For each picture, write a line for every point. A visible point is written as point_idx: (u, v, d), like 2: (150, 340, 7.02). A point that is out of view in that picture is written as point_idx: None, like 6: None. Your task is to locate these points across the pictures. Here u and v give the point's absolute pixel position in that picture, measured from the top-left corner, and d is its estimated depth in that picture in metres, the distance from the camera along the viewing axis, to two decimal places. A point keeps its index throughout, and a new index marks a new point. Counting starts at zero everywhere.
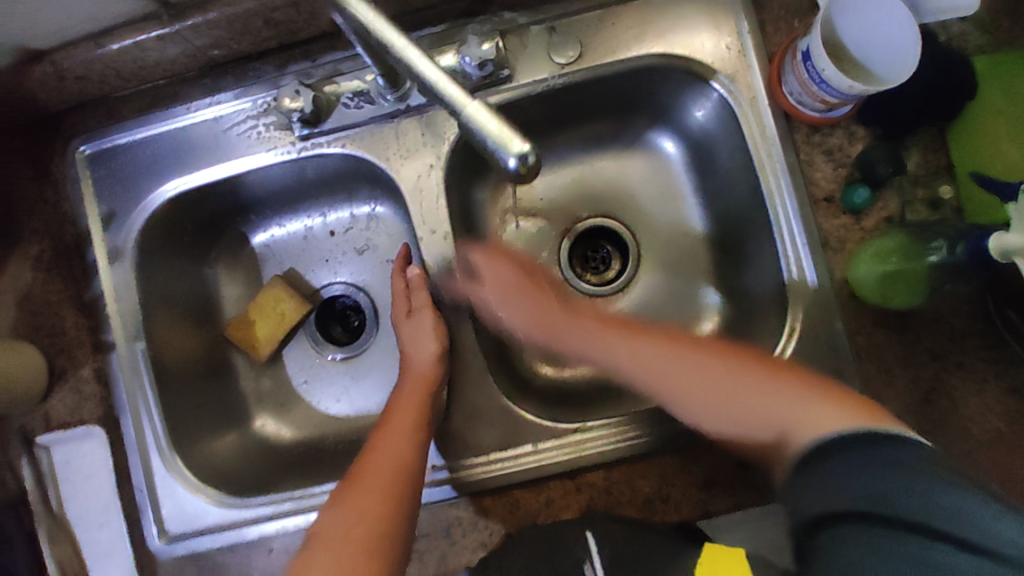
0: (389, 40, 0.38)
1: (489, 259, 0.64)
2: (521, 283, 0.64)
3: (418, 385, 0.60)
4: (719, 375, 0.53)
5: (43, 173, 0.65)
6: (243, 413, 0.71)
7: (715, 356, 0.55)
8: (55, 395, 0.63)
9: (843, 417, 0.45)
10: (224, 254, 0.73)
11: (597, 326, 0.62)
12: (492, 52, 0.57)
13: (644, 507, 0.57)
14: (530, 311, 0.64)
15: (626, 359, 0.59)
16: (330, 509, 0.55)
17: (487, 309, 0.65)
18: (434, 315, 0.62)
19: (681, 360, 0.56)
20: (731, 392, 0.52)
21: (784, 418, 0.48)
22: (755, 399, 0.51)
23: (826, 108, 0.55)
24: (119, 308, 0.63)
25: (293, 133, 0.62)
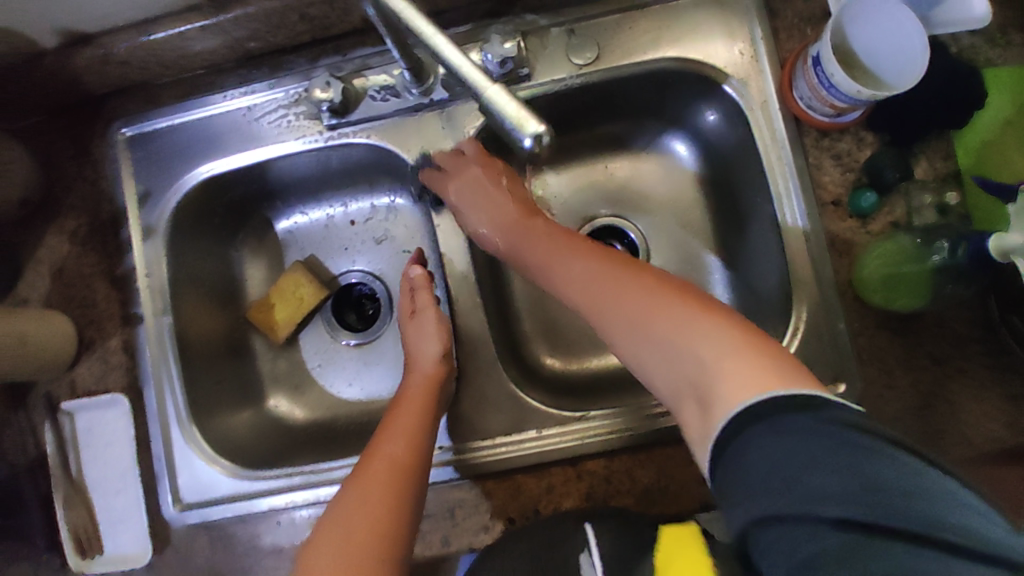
0: (417, 27, 0.40)
1: (449, 163, 0.62)
2: (491, 187, 0.62)
3: (424, 385, 0.59)
4: (655, 312, 0.47)
5: (83, 153, 0.69)
6: (258, 392, 0.73)
7: (644, 297, 0.49)
8: (82, 364, 0.66)
9: (767, 376, 0.40)
10: (250, 237, 0.76)
11: (552, 241, 0.58)
12: (514, 50, 0.60)
13: (643, 497, 0.58)
14: (494, 218, 0.61)
15: (570, 275, 0.54)
16: (332, 510, 0.51)
17: (466, 219, 0.63)
18: (436, 313, 0.62)
19: (605, 288, 0.51)
20: (652, 330, 0.47)
21: (702, 368, 0.43)
22: (669, 349, 0.45)
23: (836, 113, 0.57)
24: (149, 283, 0.66)
25: (321, 123, 0.65)
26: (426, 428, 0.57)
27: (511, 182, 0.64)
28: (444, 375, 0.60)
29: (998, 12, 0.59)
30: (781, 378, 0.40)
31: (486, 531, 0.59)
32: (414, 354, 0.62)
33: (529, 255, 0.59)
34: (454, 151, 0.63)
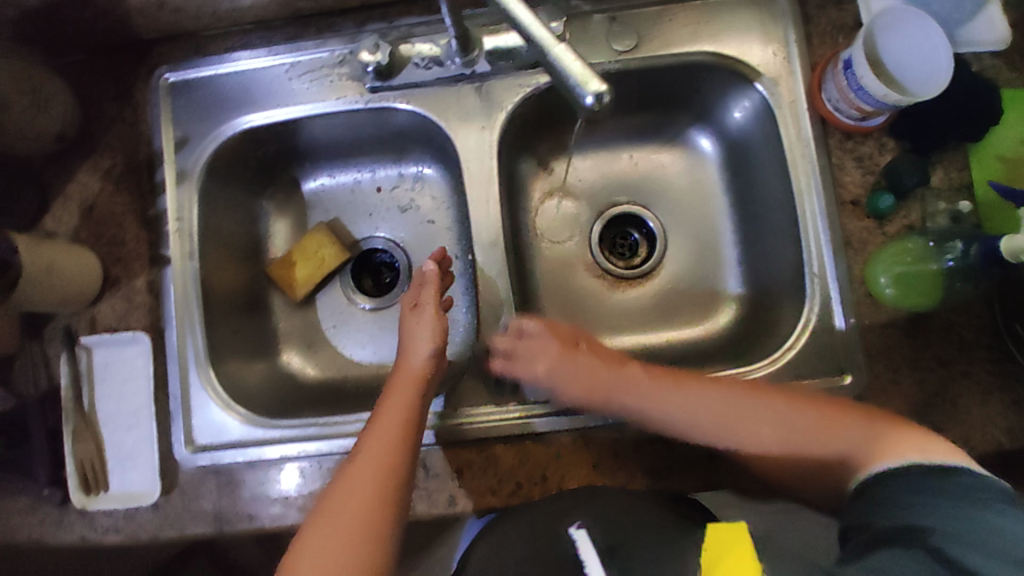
0: None
1: (514, 362, 0.61)
2: (578, 357, 0.61)
3: (410, 389, 0.60)
4: (793, 416, 0.55)
5: (125, 95, 0.70)
6: (273, 346, 0.74)
7: (778, 403, 0.55)
8: (105, 300, 0.67)
9: (923, 447, 0.49)
10: (278, 194, 0.77)
11: (654, 388, 0.58)
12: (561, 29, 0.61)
13: (649, 470, 0.60)
14: (598, 391, 0.60)
15: (691, 420, 0.56)
16: (311, 522, 0.53)
17: (558, 397, 0.61)
18: (436, 312, 0.63)
19: (735, 418, 0.55)
20: (798, 432, 0.54)
21: (857, 450, 0.52)
22: (820, 433, 0.53)
23: (861, 117, 0.60)
24: (180, 226, 0.67)
25: (363, 86, 0.67)
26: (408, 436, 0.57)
27: (588, 342, 0.63)
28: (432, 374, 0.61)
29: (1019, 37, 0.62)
30: (914, 450, 0.49)
31: (492, 494, 0.60)
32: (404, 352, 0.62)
33: (641, 404, 0.58)
34: (526, 335, 0.61)
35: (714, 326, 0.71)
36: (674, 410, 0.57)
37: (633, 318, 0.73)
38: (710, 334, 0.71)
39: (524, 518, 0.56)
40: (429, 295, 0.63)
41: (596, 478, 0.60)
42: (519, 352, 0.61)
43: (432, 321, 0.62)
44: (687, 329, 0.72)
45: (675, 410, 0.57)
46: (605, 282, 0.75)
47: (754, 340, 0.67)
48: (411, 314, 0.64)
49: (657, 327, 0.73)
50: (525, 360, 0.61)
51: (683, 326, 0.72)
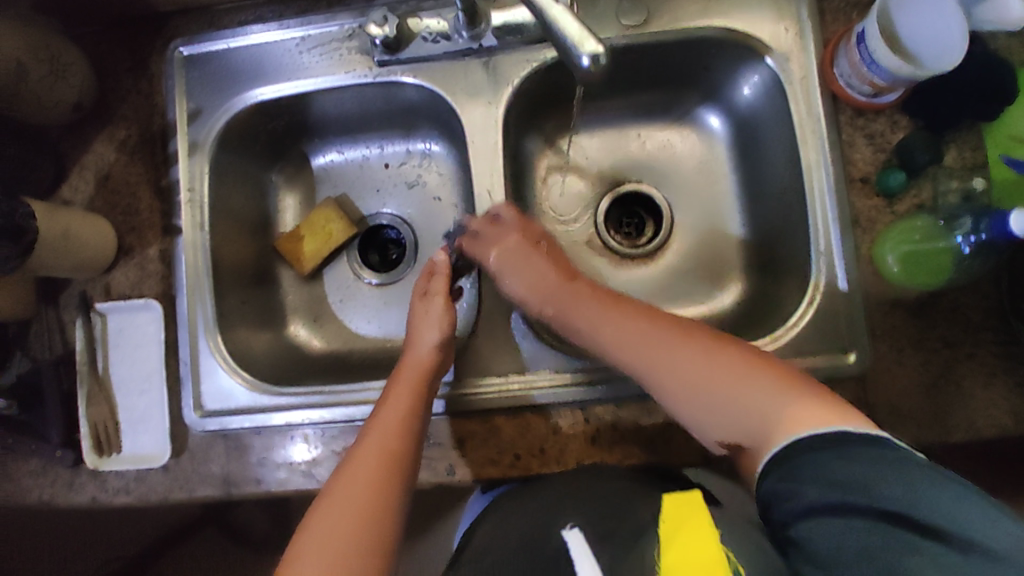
0: None
1: (481, 245, 0.65)
2: (533, 253, 0.64)
3: (416, 375, 0.61)
4: (700, 363, 0.52)
5: (141, 67, 0.72)
6: (281, 318, 0.76)
7: (692, 347, 0.54)
8: (119, 268, 0.69)
9: (826, 416, 0.45)
10: (287, 168, 0.78)
11: (583, 301, 0.61)
12: None
13: (648, 446, 0.60)
14: (540, 287, 0.62)
15: (609, 330, 0.58)
16: (317, 505, 0.54)
17: (508, 284, 0.64)
18: (445, 301, 0.65)
19: (643, 338, 0.56)
20: (702, 379, 0.52)
21: (756, 411, 0.49)
22: (731, 380, 0.51)
23: (874, 92, 0.59)
24: (191, 197, 0.68)
25: (371, 60, 0.67)
26: (416, 420, 0.59)
27: (549, 245, 0.66)
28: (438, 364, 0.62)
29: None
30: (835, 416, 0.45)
31: (492, 465, 0.61)
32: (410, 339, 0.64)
33: (573, 312, 0.61)
34: (493, 219, 0.65)
35: (718, 305, 0.71)
36: (607, 322, 0.59)
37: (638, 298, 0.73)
38: (714, 314, 0.71)
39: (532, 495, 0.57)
40: (439, 288, 0.66)
41: (595, 452, 0.61)
42: (489, 237, 0.64)
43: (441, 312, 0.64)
44: (691, 308, 0.71)
45: (607, 322, 0.59)
46: (610, 261, 0.75)
47: (757, 319, 0.66)
48: (420, 306, 0.65)
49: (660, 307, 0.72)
50: (488, 245, 0.65)
51: (686, 305, 0.72)
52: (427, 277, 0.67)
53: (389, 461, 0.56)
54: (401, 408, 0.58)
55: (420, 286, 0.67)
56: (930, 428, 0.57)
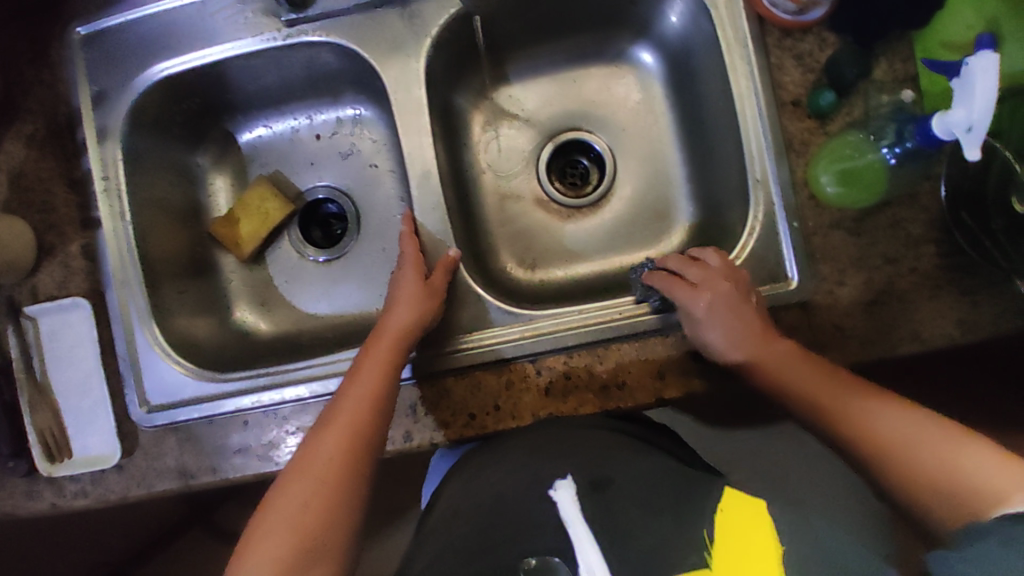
0: None
1: (681, 288, 0.57)
2: (741, 307, 0.55)
3: (385, 347, 0.58)
4: (887, 419, 0.49)
5: (40, 56, 0.67)
6: (225, 304, 0.73)
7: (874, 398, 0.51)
8: (44, 269, 0.65)
9: None
10: (212, 149, 0.75)
11: (788, 358, 0.53)
12: None
13: (600, 393, 0.59)
14: (742, 342, 0.54)
15: (806, 385, 0.52)
16: (280, 482, 0.54)
17: (703, 332, 0.56)
18: (440, 286, 0.61)
19: (825, 401, 0.51)
20: (909, 442, 0.48)
21: (952, 476, 0.45)
22: (942, 451, 0.47)
23: (798, 9, 0.57)
24: (107, 185, 0.65)
25: (279, 21, 0.63)
26: (378, 401, 0.56)
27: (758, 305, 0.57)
28: (411, 342, 0.59)
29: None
30: None
31: (447, 427, 0.60)
32: (392, 310, 0.60)
33: (770, 366, 0.53)
34: (700, 263, 0.58)
35: (666, 248, 0.70)
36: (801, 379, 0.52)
37: (591, 249, 0.72)
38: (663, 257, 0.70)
39: (485, 455, 0.56)
40: (437, 279, 0.61)
41: (548, 404, 0.60)
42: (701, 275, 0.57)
43: (428, 294, 0.60)
44: (640, 254, 0.71)
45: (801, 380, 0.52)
46: (555, 213, 0.73)
47: None
48: (405, 277, 0.61)
49: (611, 255, 0.71)
50: (696, 289, 0.56)
51: (636, 251, 0.71)
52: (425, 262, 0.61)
53: (347, 440, 0.54)
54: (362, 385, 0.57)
55: (406, 254, 0.62)
56: (876, 344, 0.57)
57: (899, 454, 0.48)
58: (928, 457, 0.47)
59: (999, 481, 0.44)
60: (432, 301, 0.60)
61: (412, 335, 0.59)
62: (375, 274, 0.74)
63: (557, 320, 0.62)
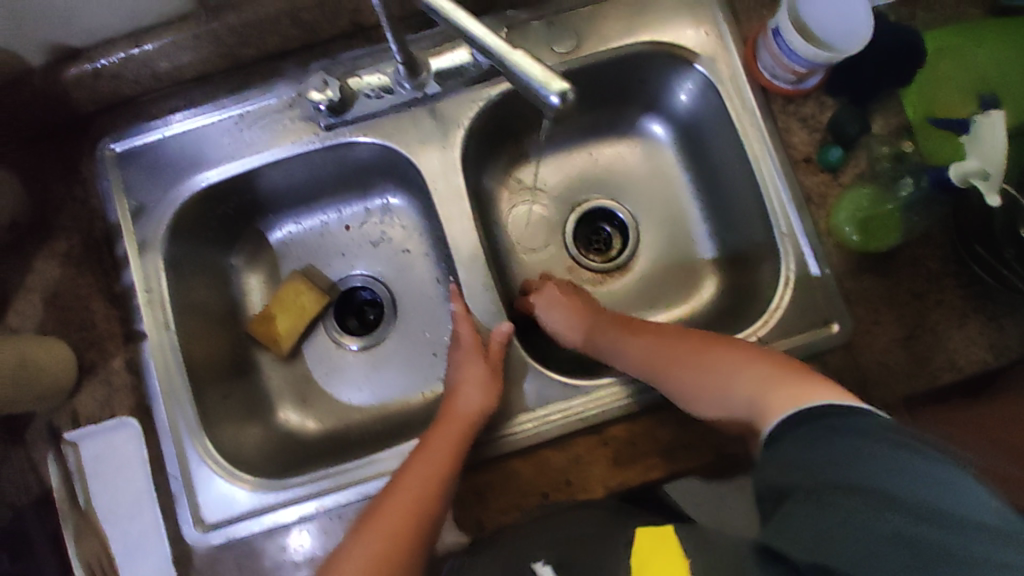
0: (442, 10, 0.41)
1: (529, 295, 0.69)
2: (574, 301, 0.67)
3: (452, 436, 0.59)
4: (702, 365, 0.58)
5: (70, 172, 0.66)
6: (268, 407, 0.73)
7: (690, 349, 0.59)
8: (84, 389, 0.63)
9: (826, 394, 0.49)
10: (245, 248, 0.76)
11: (618, 334, 0.64)
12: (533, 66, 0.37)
13: (666, 456, 0.60)
14: (577, 326, 0.66)
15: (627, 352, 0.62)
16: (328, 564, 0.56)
17: (552, 327, 0.67)
18: (500, 368, 0.62)
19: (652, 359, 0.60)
20: (720, 381, 0.56)
21: (763, 397, 0.52)
22: (753, 379, 0.54)
23: (797, 79, 0.63)
24: (150, 296, 0.64)
25: (317, 125, 0.66)
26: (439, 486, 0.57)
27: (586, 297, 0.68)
28: (478, 428, 0.60)
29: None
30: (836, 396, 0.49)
31: (518, 509, 0.60)
32: (460, 396, 0.61)
33: (608, 342, 0.64)
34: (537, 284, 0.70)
35: (698, 303, 0.73)
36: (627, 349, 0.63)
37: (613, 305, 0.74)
38: (696, 312, 0.73)
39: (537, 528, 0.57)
40: (497, 359, 0.62)
41: (617, 474, 0.60)
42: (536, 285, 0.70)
43: (493, 376, 0.61)
44: (673, 311, 0.73)
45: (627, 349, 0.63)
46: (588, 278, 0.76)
47: (739, 307, 0.69)
48: (469, 365, 0.62)
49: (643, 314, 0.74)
50: (537, 295, 0.68)
51: (668, 309, 0.74)
52: (485, 346, 0.63)
53: (407, 528, 0.56)
54: (424, 474, 0.57)
55: (465, 341, 0.63)
56: (918, 377, 0.60)
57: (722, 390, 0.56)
58: (745, 389, 0.54)
59: (785, 395, 0.51)
60: (498, 382, 0.62)
61: (480, 420, 0.60)
62: (416, 358, 0.76)
63: (615, 392, 0.62)
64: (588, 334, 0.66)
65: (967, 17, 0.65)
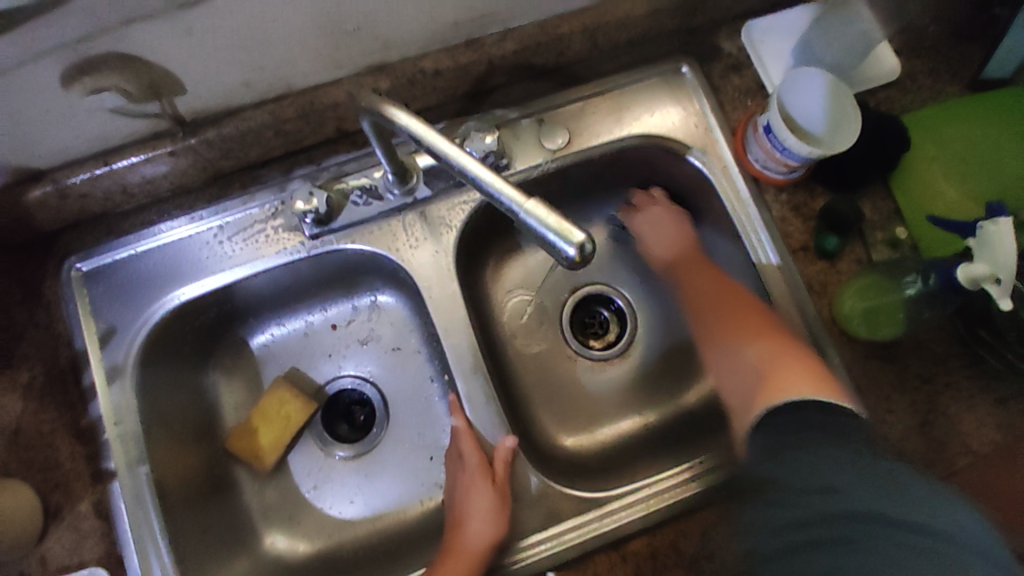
0: (444, 151, 0.42)
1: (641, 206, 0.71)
2: (672, 224, 0.70)
3: (462, 568, 0.55)
4: (728, 332, 0.62)
5: (33, 296, 0.62)
6: (252, 533, 0.67)
7: (729, 313, 0.63)
8: (50, 536, 0.57)
9: (804, 384, 0.54)
10: (225, 357, 0.71)
11: (697, 274, 0.68)
12: (554, 219, 0.37)
13: (690, 569, 0.57)
14: (669, 250, 0.70)
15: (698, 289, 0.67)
16: None
17: (643, 242, 0.72)
18: (510, 490, 0.58)
19: (713, 304, 0.65)
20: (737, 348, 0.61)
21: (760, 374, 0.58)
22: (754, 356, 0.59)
23: (789, 170, 0.62)
24: (119, 430, 0.59)
25: (302, 234, 0.63)
26: None
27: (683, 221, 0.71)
28: (491, 557, 0.56)
29: (907, 62, 0.67)
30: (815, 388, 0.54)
31: None
32: (469, 523, 0.57)
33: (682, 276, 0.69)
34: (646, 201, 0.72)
35: (704, 391, 0.71)
36: (695, 289, 0.67)
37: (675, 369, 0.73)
38: (701, 399, 0.71)
39: None
40: (504, 477, 0.58)
41: None
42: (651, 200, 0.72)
43: (502, 499, 0.58)
44: (682, 398, 0.71)
45: (695, 289, 0.67)
46: (589, 368, 0.73)
47: None
48: (475, 486, 0.58)
49: (649, 405, 0.71)
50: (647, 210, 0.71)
51: (674, 397, 0.71)
52: (491, 463, 0.59)
53: None
54: None
55: (469, 459, 0.59)
56: (936, 464, 0.59)
57: (731, 358, 0.62)
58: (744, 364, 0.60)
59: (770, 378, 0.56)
60: (507, 504, 0.58)
61: (492, 549, 0.56)
62: (412, 462, 0.71)
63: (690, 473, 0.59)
64: (671, 259, 0.70)
65: (944, 98, 0.67)
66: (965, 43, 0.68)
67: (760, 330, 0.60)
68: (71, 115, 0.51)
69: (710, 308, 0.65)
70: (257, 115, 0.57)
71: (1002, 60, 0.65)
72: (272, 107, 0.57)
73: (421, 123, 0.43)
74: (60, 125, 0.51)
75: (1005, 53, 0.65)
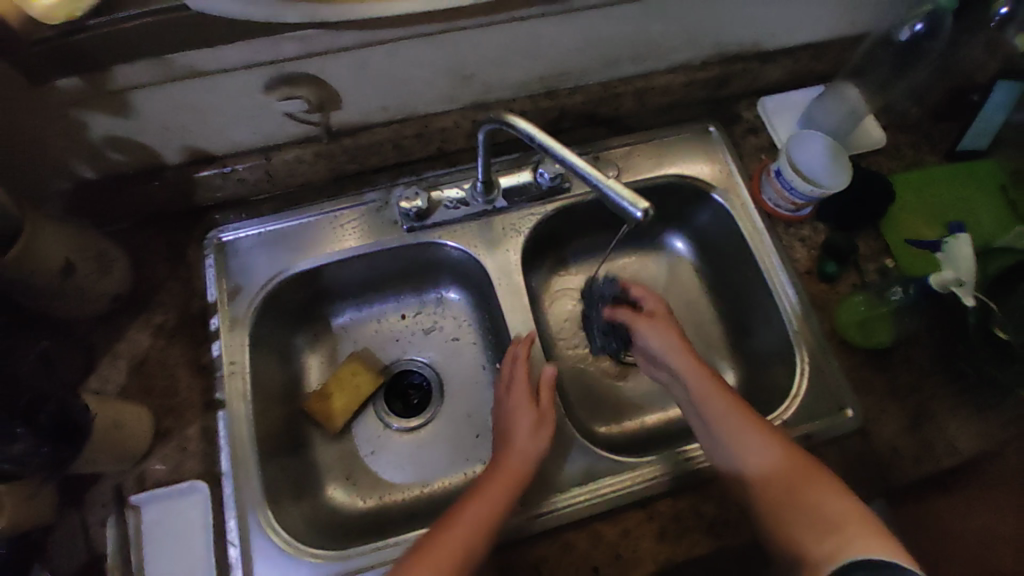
0: (550, 145, 0.57)
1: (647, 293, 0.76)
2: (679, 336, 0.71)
3: (506, 477, 0.63)
4: (768, 473, 0.59)
5: (176, 256, 0.76)
6: (316, 483, 0.76)
7: (768, 451, 0.61)
8: (158, 452, 0.67)
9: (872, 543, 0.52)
10: (313, 330, 0.83)
11: (715, 390, 0.66)
12: (628, 192, 0.53)
13: (708, 532, 0.64)
14: (679, 360, 0.69)
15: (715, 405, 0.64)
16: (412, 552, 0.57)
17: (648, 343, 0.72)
18: (551, 421, 0.68)
19: (740, 430, 0.62)
20: (782, 492, 0.58)
21: (817, 523, 0.55)
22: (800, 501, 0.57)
23: (796, 208, 0.78)
24: (233, 369, 0.71)
25: (399, 228, 0.78)
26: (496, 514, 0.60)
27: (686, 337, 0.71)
28: (529, 475, 0.64)
29: (892, 136, 0.84)
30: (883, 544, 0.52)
31: None
32: (516, 440, 0.66)
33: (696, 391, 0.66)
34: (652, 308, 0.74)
35: None
36: (714, 407, 0.65)
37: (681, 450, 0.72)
38: None
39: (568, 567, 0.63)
40: (547, 405, 0.68)
41: (665, 547, 0.64)
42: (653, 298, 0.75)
43: (544, 415, 0.67)
44: None
45: (714, 408, 0.64)
46: (622, 370, 0.83)
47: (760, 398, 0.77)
48: (521, 411, 0.68)
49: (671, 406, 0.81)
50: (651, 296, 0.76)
51: None
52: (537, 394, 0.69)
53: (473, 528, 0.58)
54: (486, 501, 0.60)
55: (518, 392, 0.69)
56: (926, 460, 0.68)
57: (772, 502, 0.58)
58: (792, 507, 0.57)
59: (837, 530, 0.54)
60: (546, 425, 0.67)
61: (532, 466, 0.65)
62: (460, 438, 0.80)
63: None
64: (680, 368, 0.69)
65: (923, 166, 0.83)
66: (939, 126, 0.85)
67: (807, 474, 0.58)
68: (254, 113, 0.67)
69: (741, 440, 0.62)
70: (384, 131, 0.74)
71: (974, 136, 0.82)
72: (396, 126, 0.74)
73: (535, 128, 0.58)
74: (246, 121, 0.68)
75: (977, 131, 0.82)
